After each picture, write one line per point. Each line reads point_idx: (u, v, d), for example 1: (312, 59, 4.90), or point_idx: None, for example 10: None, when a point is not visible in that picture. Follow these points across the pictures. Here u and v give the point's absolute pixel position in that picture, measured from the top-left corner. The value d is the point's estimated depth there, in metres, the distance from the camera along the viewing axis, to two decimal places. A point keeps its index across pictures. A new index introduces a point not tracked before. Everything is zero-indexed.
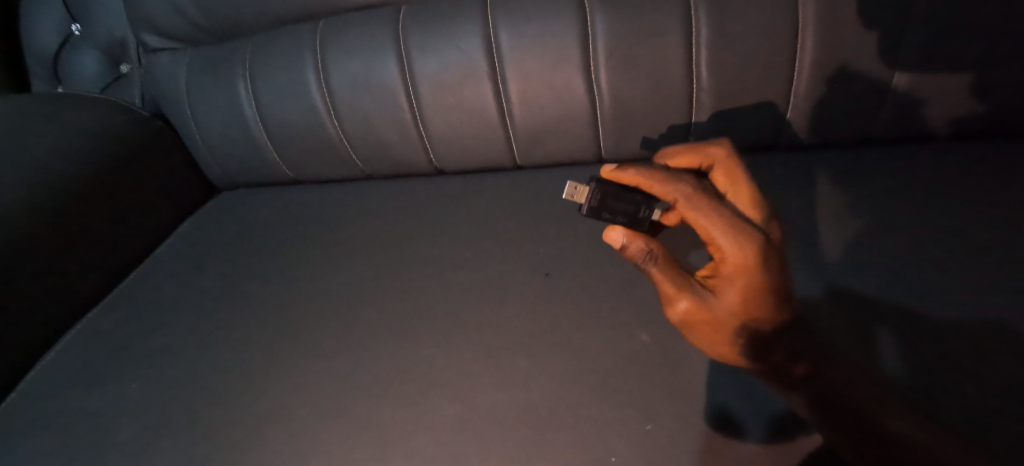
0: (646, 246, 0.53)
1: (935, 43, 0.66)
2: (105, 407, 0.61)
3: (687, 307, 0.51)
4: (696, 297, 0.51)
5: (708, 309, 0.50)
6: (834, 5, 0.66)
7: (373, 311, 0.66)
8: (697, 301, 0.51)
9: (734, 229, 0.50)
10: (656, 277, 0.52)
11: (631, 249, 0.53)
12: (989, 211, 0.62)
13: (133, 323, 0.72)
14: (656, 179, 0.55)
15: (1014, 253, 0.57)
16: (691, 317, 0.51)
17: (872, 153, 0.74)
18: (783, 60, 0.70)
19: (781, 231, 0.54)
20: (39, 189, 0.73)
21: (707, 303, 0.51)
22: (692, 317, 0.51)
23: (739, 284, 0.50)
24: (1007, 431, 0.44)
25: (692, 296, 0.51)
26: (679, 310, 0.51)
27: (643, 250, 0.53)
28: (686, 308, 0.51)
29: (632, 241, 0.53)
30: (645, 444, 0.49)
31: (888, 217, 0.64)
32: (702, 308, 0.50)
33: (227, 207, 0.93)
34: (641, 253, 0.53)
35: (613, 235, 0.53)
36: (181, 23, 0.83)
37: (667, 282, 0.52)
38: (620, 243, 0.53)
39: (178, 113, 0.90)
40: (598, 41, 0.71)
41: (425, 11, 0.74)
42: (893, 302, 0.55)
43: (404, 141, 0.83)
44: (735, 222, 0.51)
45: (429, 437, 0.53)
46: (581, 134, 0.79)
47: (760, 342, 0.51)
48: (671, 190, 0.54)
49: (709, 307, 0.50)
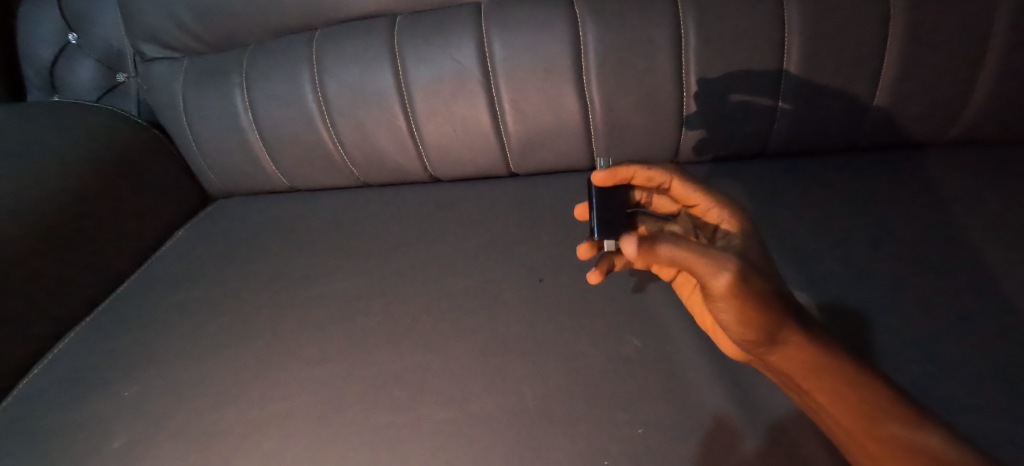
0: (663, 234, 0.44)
1: (910, 60, 0.70)
2: (98, 414, 0.61)
3: (734, 266, 0.42)
4: (733, 257, 0.43)
5: (747, 266, 0.43)
6: (819, 21, 0.69)
7: (368, 316, 0.67)
8: (736, 258, 0.42)
9: (715, 193, 0.53)
10: (692, 250, 0.42)
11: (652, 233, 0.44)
12: (962, 221, 0.65)
13: (128, 329, 0.72)
14: (646, 171, 0.55)
15: (987, 263, 0.60)
16: (740, 281, 0.42)
17: (854, 164, 0.77)
18: (770, 73, 0.72)
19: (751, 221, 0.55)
20: (38, 198, 0.73)
21: (743, 261, 0.43)
22: (741, 280, 0.42)
23: (745, 238, 0.49)
24: (981, 432, 0.47)
25: (729, 256, 0.43)
26: (727, 273, 0.42)
27: (666, 236, 0.43)
28: (732, 272, 0.42)
29: (648, 234, 0.44)
30: (637, 449, 0.49)
31: (868, 227, 0.67)
32: (742, 265, 0.43)
33: (222, 215, 0.93)
34: (666, 238, 0.43)
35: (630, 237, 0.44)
36: (178, 32, 0.84)
37: (703, 251, 0.42)
38: (642, 239, 0.44)
39: (174, 122, 0.91)
40: (590, 52, 0.73)
41: (420, 22, 0.76)
42: (874, 311, 0.57)
43: (399, 150, 0.84)
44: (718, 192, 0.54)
45: (424, 442, 0.53)
46: (573, 143, 0.80)
47: (788, 297, 0.46)
48: (662, 175, 0.55)
49: (747, 265, 0.43)
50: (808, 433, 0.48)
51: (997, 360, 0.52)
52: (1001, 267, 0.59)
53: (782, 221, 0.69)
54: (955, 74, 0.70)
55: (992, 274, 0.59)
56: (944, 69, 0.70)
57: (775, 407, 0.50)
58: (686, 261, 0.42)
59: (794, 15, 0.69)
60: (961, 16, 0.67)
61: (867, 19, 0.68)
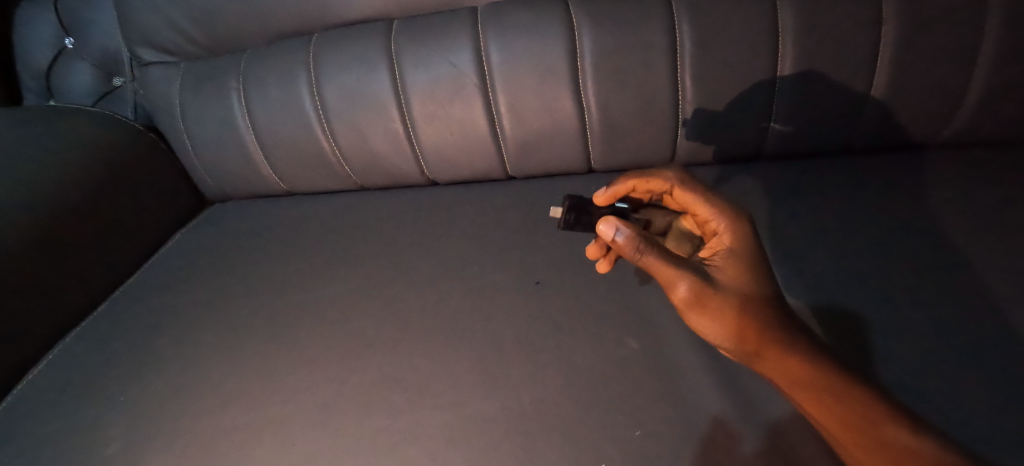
0: (640, 233, 0.48)
1: (905, 63, 0.70)
2: (92, 419, 0.61)
3: (690, 282, 0.47)
4: (695, 273, 0.47)
5: (709, 285, 0.47)
6: (812, 25, 0.69)
7: (365, 319, 0.67)
8: (697, 276, 0.47)
9: (720, 204, 0.51)
10: (658, 257, 0.47)
11: (625, 236, 0.48)
12: (959, 223, 0.66)
13: (124, 334, 0.72)
14: (644, 182, 0.56)
15: (981, 264, 0.61)
16: (696, 296, 0.47)
17: (849, 166, 0.78)
18: (765, 76, 0.72)
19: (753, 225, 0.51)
20: (36, 202, 0.73)
21: (706, 279, 0.47)
22: (697, 296, 0.47)
23: (736, 256, 0.49)
24: (978, 431, 0.47)
25: (692, 271, 0.48)
26: (683, 287, 0.47)
27: (638, 238, 0.48)
28: (688, 286, 0.47)
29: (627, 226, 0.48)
30: (635, 451, 0.49)
31: (863, 228, 0.67)
32: (702, 284, 0.47)
33: (220, 219, 0.93)
34: (639, 241, 0.48)
35: (608, 221, 0.48)
36: (175, 37, 0.84)
37: (667, 263, 0.47)
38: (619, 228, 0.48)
39: (170, 126, 0.90)
40: (586, 55, 0.73)
41: (416, 26, 0.76)
42: (869, 312, 0.58)
43: (397, 154, 0.84)
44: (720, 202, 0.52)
45: (421, 446, 0.53)
46: (569, 146, 0.80)
47: (770, 313, 0.47)
48: (662, 184, 0.55)
49: (709, 282, 0.47)
50: (806, 433, 0.48)
51: (993, 359, 0.52)
52: (996, 268, 0.60)
53: (778, 223, 0.70)
54: (950, 75, 0.70)
55: (987, 274, 0.59)
56: (940, 71, 0.70)
57: (773, 408, 0.51)
58: (649, 265, 0.48)
59: (787, 17, 0.69)
60: (954, 18, 0.67)
61: (861, 21, 0.68)
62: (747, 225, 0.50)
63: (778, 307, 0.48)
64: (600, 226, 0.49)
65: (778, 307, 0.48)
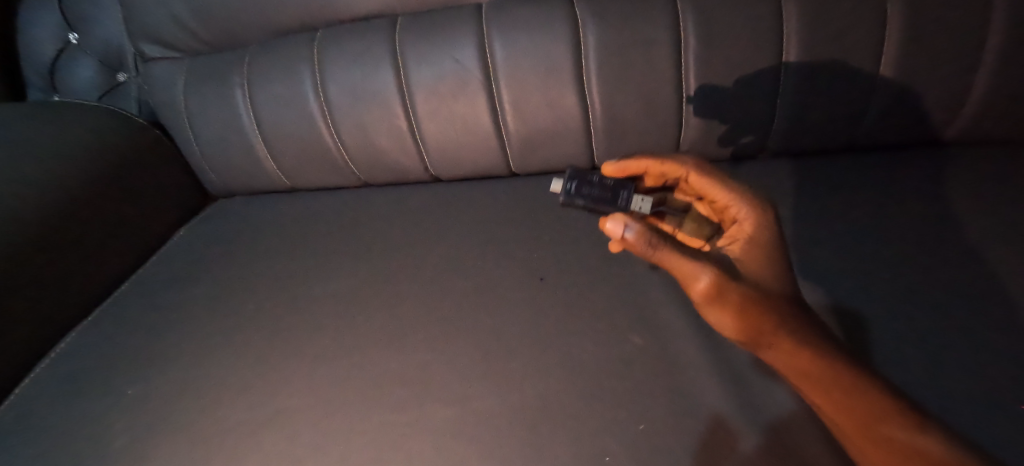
0: (651, 227, 0.48)
1: (906, 62, 0.70)
2: (99, 415, 0.61)
3: (710, 273, 0.46)
4: (714, 264, 0.46)
5: (729, 277, 0.46)
6: (815, 24, 0.69)
7: (368, 315, 0.67)
8: (718, 266, 0.46)
9: (739, 190, 0.51)
10: (674, 250, 0.46)
11: (634, 232, 0.47)
12: (961, 219, 0.66)
13: (128, 330, 0.72)
14: (660, 164, 0.55)
15: (983, 260, 0.60)
16: (718, 288, 0.46)
17: (852, 163, 0.78)
18: (768, 74, 0.72)
19: (779, 215, 0.50)
20: (42, 198, 0.73)
21: (725, 270, 0.46)
22: (717, 287, 0.46)
23: (756, 247, 0.49)
24: (983, 425, 0.47)
25: (712, 263, 0.47)
26: (703, 279, 0.46)
27: (651, 232, 0.47)
28: (709, 278, 0.46)
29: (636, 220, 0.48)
30: (639, 446, 0.50)
31: (866, 225, 0.67)
32: (723, 274, 0.46)
33: (224, 215, 0.93)
34: (652, 236, 0.47)
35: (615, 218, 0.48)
36: (179, 33, 0.84)
37: (685, 256, 0.46)
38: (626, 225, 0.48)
39: (175, 123, 0.91)
40: (590, 52, 0.73)
41: (420, 22, 0.76)
42: (871, 309, 0.58)
43: (401, 150, 0.84)
44: (743, 190, 0.51)
45: (426, 442, 0.53)
46: (572, 143, 0.80)
47: (788, 306, 0.47)
48: (678, 168, 0.54)
49: (728, 273, 0.46)
50: (809, 427, 0.48)
51: (996, 354, 0.52)
52: (997, 263, 0.60)
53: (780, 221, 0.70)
54: (952, 74, 0.71)
55: (989, 270, 0.59)
56: (941, 69, 0.70)
57: (775, 403, 0.51)
58: (667, 259, 0.47)
59: (791, 15, 0.69)
60: (956, 17, 0.67)
61: (863, 19, 0.68)
62: (770, 213, 0.50)
63: (795, 301, 0.48)
64: (608, 224, 0.49)
65: (795, 301, 0.48)
